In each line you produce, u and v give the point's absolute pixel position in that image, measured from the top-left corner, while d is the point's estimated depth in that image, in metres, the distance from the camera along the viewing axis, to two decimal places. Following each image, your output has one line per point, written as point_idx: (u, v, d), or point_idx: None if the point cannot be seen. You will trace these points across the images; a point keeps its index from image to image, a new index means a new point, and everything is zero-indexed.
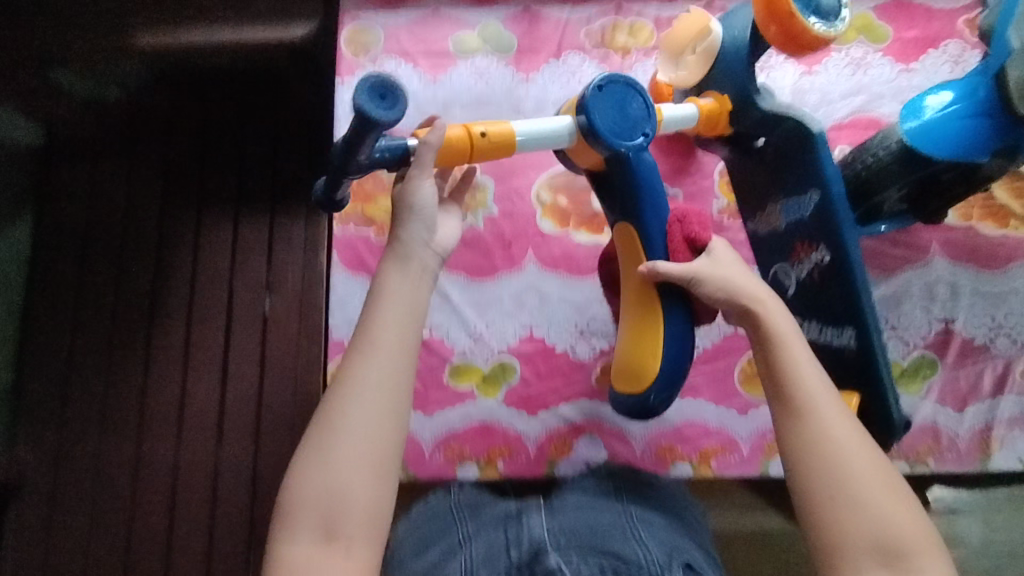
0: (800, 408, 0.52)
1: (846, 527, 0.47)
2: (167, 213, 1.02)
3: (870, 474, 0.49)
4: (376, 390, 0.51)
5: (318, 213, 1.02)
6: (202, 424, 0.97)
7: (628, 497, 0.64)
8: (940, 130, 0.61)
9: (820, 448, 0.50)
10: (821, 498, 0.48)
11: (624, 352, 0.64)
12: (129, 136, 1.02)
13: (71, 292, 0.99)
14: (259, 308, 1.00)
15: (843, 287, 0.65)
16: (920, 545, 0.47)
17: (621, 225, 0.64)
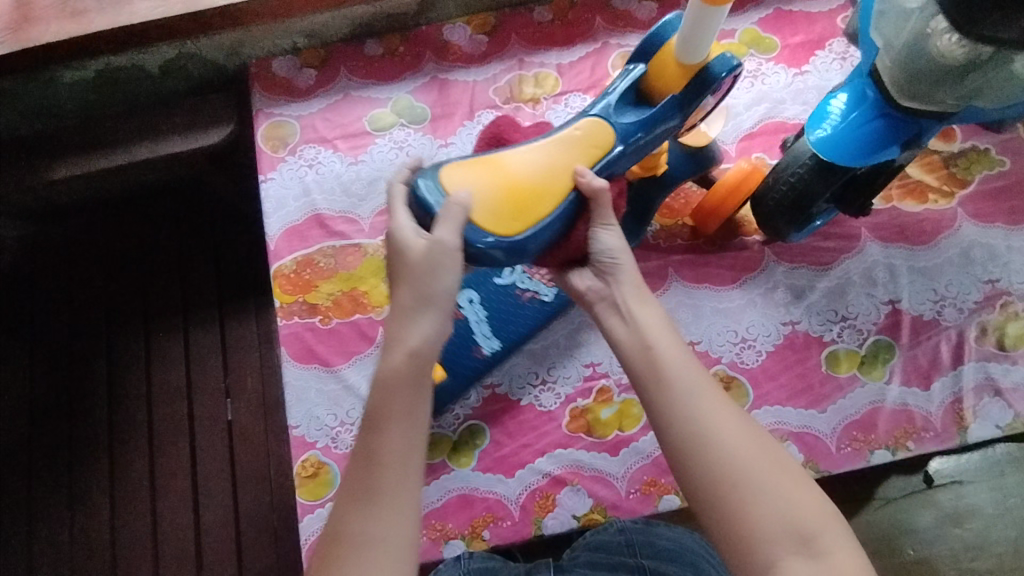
0: (676, 396, 0.48)
1: (750, 517, 0.44)
2: (115, 337, 1.01)
3: (758, 451, 0.46)
4: (399, 527, 0.46)
5: (266, 307, 1.01)
6: (179, 546, 0.93)
7: (640, 551, 0.64)
8: (847, 138, 0.62)
9: (704, 438, 0.47)
10: (717, 494, 0.45)
11: (497, 191, 0.58)
12: (70, 269, 1.04)
13: (25, 433, 0.98)
14: (222, 415, 0.97)
15: (534, 321, 0.75)
16: (823, 520, 0.44)
17: (609, 132, 0.62)
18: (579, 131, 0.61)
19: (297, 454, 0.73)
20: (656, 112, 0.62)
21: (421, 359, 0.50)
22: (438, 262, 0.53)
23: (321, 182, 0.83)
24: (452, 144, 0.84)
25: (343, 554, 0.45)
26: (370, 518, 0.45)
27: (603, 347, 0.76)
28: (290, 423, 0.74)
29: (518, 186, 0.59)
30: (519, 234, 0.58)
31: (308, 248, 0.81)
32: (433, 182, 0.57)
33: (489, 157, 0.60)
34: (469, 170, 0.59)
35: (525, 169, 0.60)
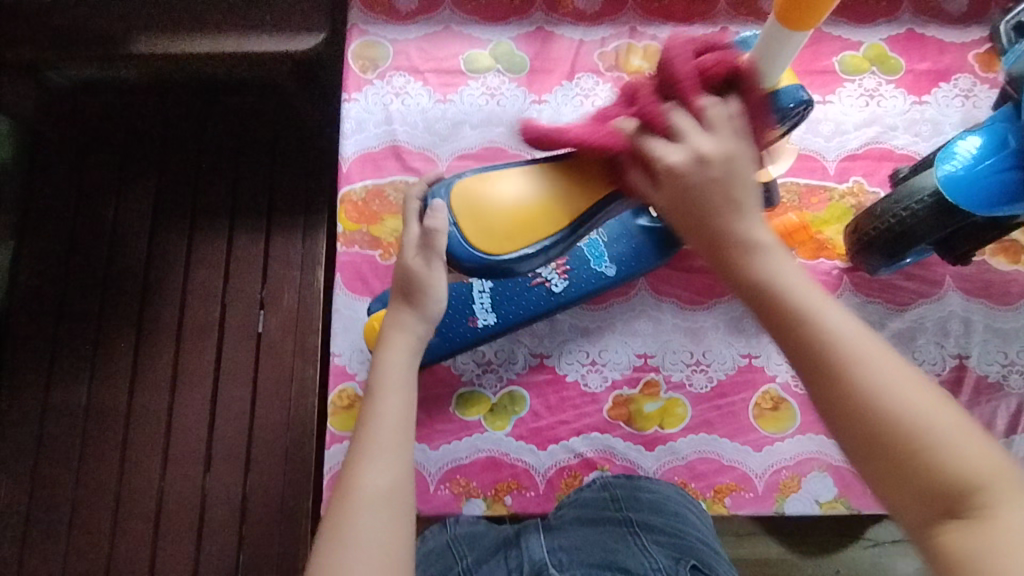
0: (827, 343, 0.39)
1: (906, 473, 0.36)
2: (160, 223, 1.00)
3: (929, 406, 0.36)
4: (391, 470, 0.48)
5: (315, 227, 0.99)
6: (190, 442, 0.93)
7: (625, 504, 0.62)
8: (972, 183, 0.60)
9: (853, 393, 0.37)
10: (879, 447, 0.36)
11: (499, 208, 0.59)
12: (127, 146, 1.02)
13: (54, 306, 0.97)
14: (253, 326, 0.96)
15: (534, 305, 0.71)
16: (991, 468, 0.35)
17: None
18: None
19: (335, 382, 0.73)
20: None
21: (411, 360, 0.57)
22: (424, 281, 0.59)
23: (405, 113, 0.80)
24: (546, 102, 0.81)
25: (349, 498, 0.47)
26: (368, 462, 0.48)
27: (659, 341, 0.74)
28: (334, 350, 0.74)
29: (514, 207, 0.59)
30: (508, 253, 0.59)
31: (380, 178, 0.78)
32: (443, 194, 0.61)
33: (493, 170, 0.61)
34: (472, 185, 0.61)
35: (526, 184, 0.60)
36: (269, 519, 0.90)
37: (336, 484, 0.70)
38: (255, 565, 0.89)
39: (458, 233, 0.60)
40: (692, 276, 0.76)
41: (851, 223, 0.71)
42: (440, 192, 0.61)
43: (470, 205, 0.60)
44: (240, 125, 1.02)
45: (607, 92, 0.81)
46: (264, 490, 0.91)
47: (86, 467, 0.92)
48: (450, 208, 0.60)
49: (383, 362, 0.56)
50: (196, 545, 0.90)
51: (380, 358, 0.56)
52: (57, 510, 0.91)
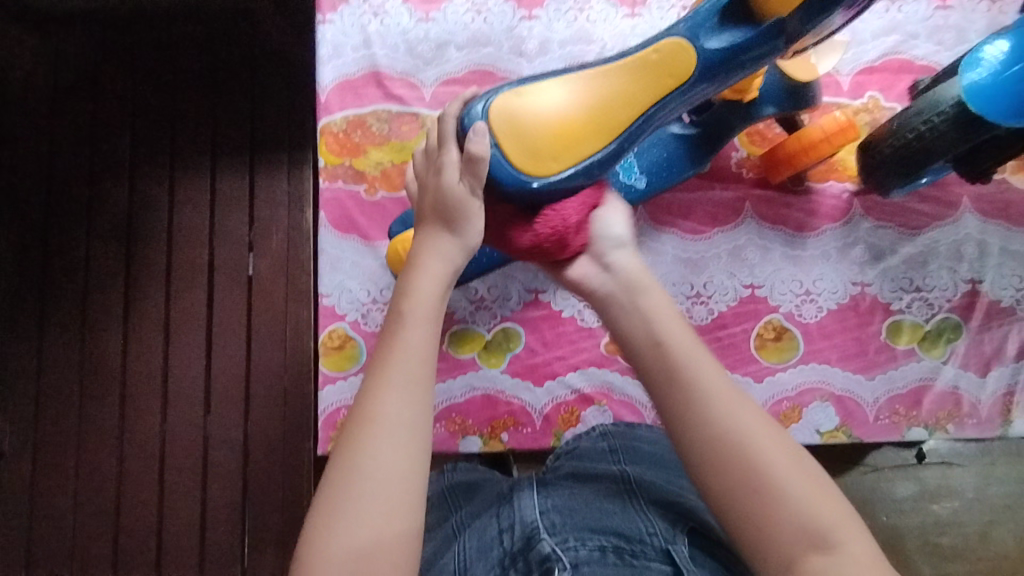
0: (691, 397, 0.42)
1: (770, 526, 0.38)
2: (138, 164, 0.96)
3: (785, 456, 0.40)
4: (410, 407, 0.42)
5: (300, 165, 0.95)
6: (188, 384, 0.93)
7: (625, 458, 0.61)
8: (997, 91, 0.55)
9: (725, 457, 0.40)
10: (736, 504, 0.39)
11: (544, 124, 0.54)
12: (94, 81, 0.96)
13: (38, 253, 0.95)
14: (242, 270, 0.94)
15: None
16: (841, 518, 0.38)
17: (692, 60, 0.55)
18: (657, 54, 0.55)
19: (324, 324, 0.71)
20: (752, 38, 0.54)
21: (442, 293, 0.48)
22: (468, 209, 0.51)
23: (384, 35, 0.74)
24: (537, 18, 0.75)
25: (372, 431, 0.41)
26: (388, 392, 0.42)
27: (658, 274, 0.71)
28: (322, 291, 0.71)
29: (562, 121, 0.54)
30: (557, 173, 0.54)
31: (361, 108, 0.73)
32: (479, 113, 0.54)
33: (531, 83, 0.56)
34: (519, 101, 0.54)
35: (570, 92, 0.55)
36: (272, 459, 0.91)
37: (331, 424, 0.70)
38: (262, 502, 0.90)
39: (501, 155, 0.53)
40: (694, 205, 0.72)
41: (865, 140, 0.67)
42: (477, 111, 0.54)
43: (514, 123, 0.54)
44: (215, 56, 0.96)
45: (603, 5, 0.75)
46: (265, 431, 0.91)
47: (87, 414, 0.93)
48: (492, 129, 0.53)
49: (409, 290, 0.47)
50: (202, 484, 0.91)
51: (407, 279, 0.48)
52: (61, 452, 0.92)
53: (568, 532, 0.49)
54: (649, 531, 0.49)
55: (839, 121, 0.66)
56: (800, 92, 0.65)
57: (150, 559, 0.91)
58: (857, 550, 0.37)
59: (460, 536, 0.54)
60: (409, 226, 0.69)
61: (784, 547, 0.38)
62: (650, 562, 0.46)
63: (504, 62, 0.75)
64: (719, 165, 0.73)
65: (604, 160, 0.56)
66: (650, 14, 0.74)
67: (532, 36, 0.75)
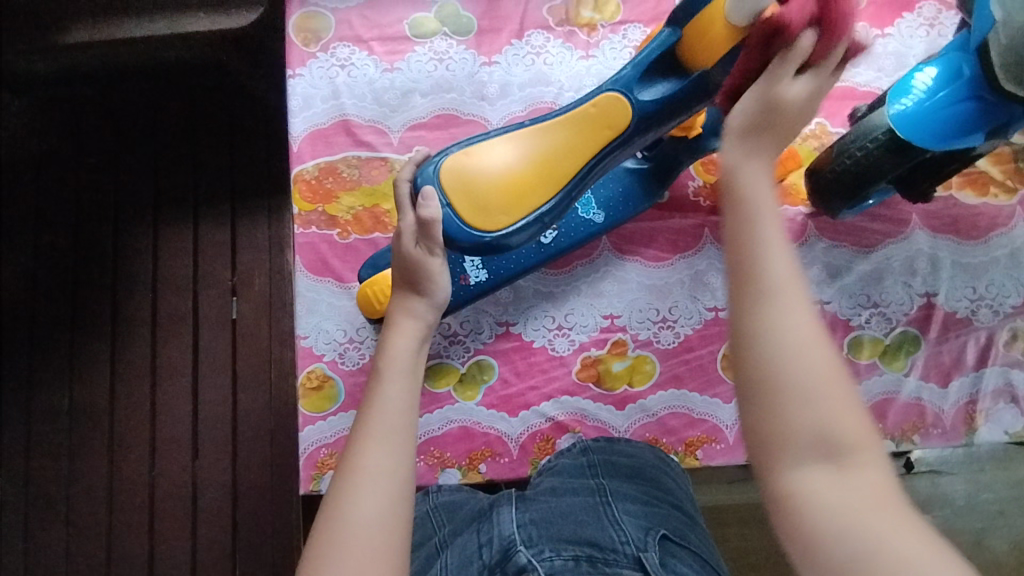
0: (763, 289, 0.40)
1: (790, 432, 0.38)
2: (123, 216, 0.99)
3: (830, 373, 0.39)
4: (394, 454, 0.46)
5: (280, 210, 0.98)
6: (176, 429, 0.94)
7: (602, 470, 0.63)
8: (924, 118, 0.59)
9: (773, 358, 0.39)
10: (771, 398, 0.39)
11: (491, 182, 0.58)
12: (78, 139, 0.99)
13: (27, 305, 0.97)
14: (226, 314, 0.96)
15: (530, 259, 0.71)
16: (866, 443, 0.39)
17: (628, 113, 0.58)
18: (595, 108, 0.58)
19: (302, 365, 0.73)
20: (683, 90, 0.57)
21: (415, 349, 0.54)
22: (429, 269, 0.57)
23: (352, 86, 0.78)
24: (497, 63, 0.79)
25: (356, 480, 0.44)
26: (371, 441, 0.46)
27: (624, 301, 0.74)
28: (299, 333, 0.73)
29: (508, 177, 0.58)
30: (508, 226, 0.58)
31: (332, 155, 0.77)
32: (431, 174, 0.58)
33: (478, 141, 0.59)
34: (466, 162, 0.58)
35: (515, 148, 0.59)
36: (259, 501, 0.91)
37: (313, 463, 0.71)
38: (251, 545, 0.91)
39: (453, 213, 0.58)
40: (655, 233, 0.75)
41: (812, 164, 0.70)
42: (429, 172, 0.58)
43: (463, 183, 0.58)
44: (194, 110, 1.00)
45: (559, 48, 0.79)
46: (253, 474, 0.92)
47: (76, 464, 0.94)
48: (442, 190, 0.57)
49: (386, 348, 0.53)
50: (191, 529, 0.92)
51: (386, 339, 0.54)
52: (50, 504, 0.93)
53: (544, 546, 0.52)
54: (623, 542, 0.52)
55: None
56: None
57: None
58: (866, 473, 0.38)
59: (443, 554, 0.56)
60: (379, 268, 0.71)
61: (796, 457, 0.38)
62: (622, 569, 0.50)
63: (468, 106, 0.78)
64: (678, 194, 0.76)
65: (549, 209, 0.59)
66: (604, 55, 0.78)
67: (493, 80, 0.78)
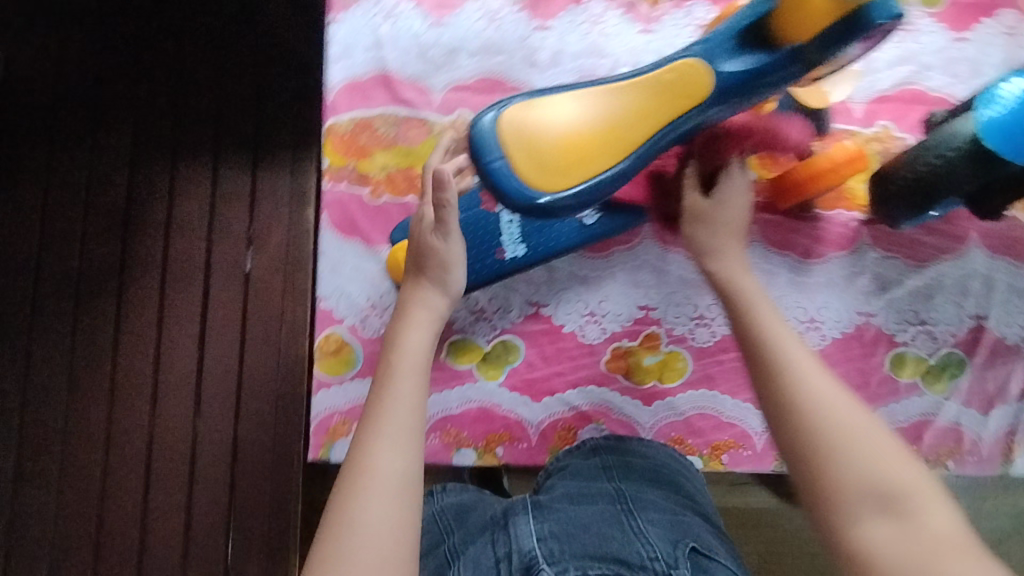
0: (778, 363, 0.48)
1: (843, 483, 0.42)
2: (140, 154, 0.95)
3: (862, 427, 0.44)
4: (407, 455, 0.44)
5: (304, 163, 0.94)
6: (179, 380, 0.91)
7: (619, 475, 0.61)
8: (1015, 128, 0.55)
9: (804, 418, 0.45)
10: (812, 457, 0.44)
11: (554, 137, 0.55)
12: (99, 68, 0.95)
13: (33, 237, 0.94)
14: (240, 266, 0.93)
15: (570, 240, 0.67)
16: (920, 487, 0.41)
17: (707, 82, 0.55)
18: (671, 74, 0.56)
19: (321, 327, 0.70)
20: (769, 63, 0.55)
21: (425, 339, 0.52)
22: (443, 259, 0.56)
23: (395, 38, 0.73)
24: (550, 28, 0.74)
25: (361, 482, 0.43)
26: (378, 442, 0.44)
27: (661, 294, 0.70)
28: (320, 294, 0.70)
29: (574, 134, 0.55)
30: (566, 188, 0.55)
31: (368, 109, 0.72)
32: (490, 120, 0.55)
33: (544, 95, 0.56)
34: (530, 113, 0.55)
35: (583, 106, 0.56)
36: (261, 460, 0.89)
37: (324, 429, 0.68)
38: (248, 504, 0.89)
39: (508, 164, 0.54)
40: None
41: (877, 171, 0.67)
42: (488, 121, 0.55)
43: (523, 134, 0.54)
44: (222, 49, 0.95)
45: (618, 19, 0.74)
46: (256, 432, 0.90)
47: (74, 405, 0.91)
48: (501, 139, 0.54)
49: (395, 341, 0.52)
50: (188, 482, 0.90)
51: (393, 334, 0.53)
52: (45, 444, 0.91)
53: (567, 563, 0.49)
54: (651, 559, 0.49)
55: (849, 150, 0.66)
56: (806, 117, 0.67)
57: (131, 557, 0.89)
58: (927, 513, 0.40)
59: (455, 566, 0.54)
60: None
61: (853, 503, 0.41)
62: None
63: (516, 71, 0.73)
64: None
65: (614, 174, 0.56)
66: (665, 31, 0.74)
67: (544, 47, 0.74)
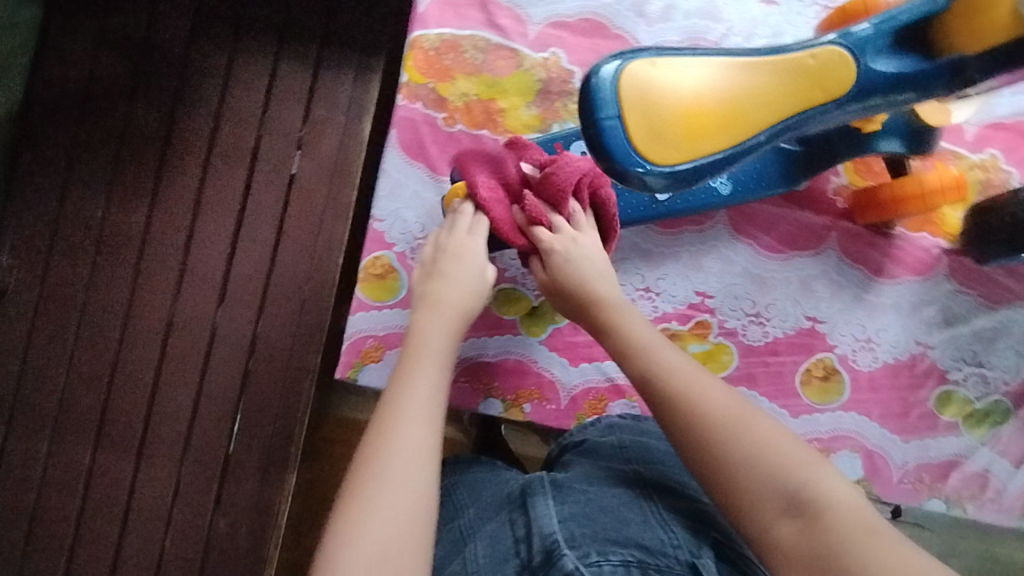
0: (673, 387, 0.50)
1: (743, 489, 0.45)
2: (201, 29, 0.90)
3: (749, 434, 0.46)
4: (421, 445, 0.47)
5: (369, 73, 0.90)
6: (207, 271, 0.89)
7: (637, 455, 0.58)
8: None
9: (698, 432, 0.47)
10: (704, 470, 0.47)
11: (673, 105, 0.51)
12: None
13: (79, 93, 0.90)
14: (286, 167, 0.89)
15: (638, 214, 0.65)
16: (815, 476, 0.44)
17: (850, 78, 0.51)
18: (815, 61, 0.51)
19: (370, 248, 0.67)
20: (926, 71, 0.50)
21: (447, 329, 0.55)
22: (471, 252, 0.58)
23: None
24: None
25: (380, 468, 0.45)
26: (399, 430, 0.47)
27: (722, 284, 0.68)
28: (375, 214, 0.67)
29: (692, 105, 0.51)
30: (676, 163, 0.51)
31: (458, 28, 0.68)
32: (609, 74, 0.50)
33: (671, 57, 0.52)
34: (648, 76, 0.51)
35: (708, 78, 0.52)
36: (276, 366, 0.89)
37: (356, 351, 0.67)
38: (257, 405, 0.89)
39: (619, 127, 0.50)
40: (778, 220, 0.69)
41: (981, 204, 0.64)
42: (607, 76, 0.50)
43: (640, 97, 0.50)
44: None
45: None
46: (275, 338, 0.89)
47: (98, 275, 0.89)
48: (617, 97, 0.50)
49: (418, 331, 0.54)
50: (199, 373, 0.89)
51: (414, 325, 0.55)
52: (63, 308, 0.89)
53: (589, 547, 0.48)
54: (674, 550, 0.49)
55: (951, 176, 0.63)
56: (923, 134, 0.61)
57: (133, 436, 0.88)
58: (826, 501, 0.43)
59: (470, 544, 0.53)
60: None
61: (753, 509, 0.44)
62: None
63: (621, 17, 0.68)
64: (819, 186, 0.69)
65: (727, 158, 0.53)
66: (789, 6, 0.68)
67: None
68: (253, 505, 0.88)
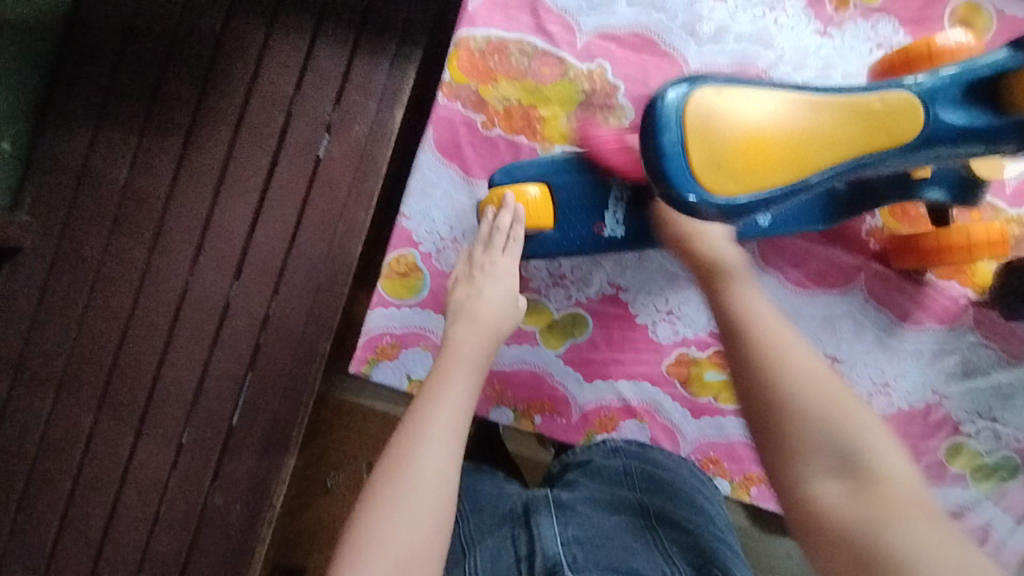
0: (749, 331, 0.49)
1: (800, 440, 0.44)
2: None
3: (817, 390, 0.46)
4: (449, 451, 0.48)
5: (406, 61, 0.89)
6: (224, 245, 0.89)
7: (641, 480, 0.59)
8: None
9: (767, 376, 0.47)
10: (768, 411, 0.46)
11: (735, 135, 0.50)
12: None
13: (113, 54, 0.89)
14: (313, 148, 0.88)
15: None
16: (879, 452, 0.43)
17: (917, 124, 0.51)
18: (884, 105, 0.51)
19: (396, 245, 0.67)
20: (995, 126, 0.50)
21: (482, 341, 0.55)
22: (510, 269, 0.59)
23: None
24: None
25: (402, 472, 0.46)
26: (425, 435, 0.48)
27: None
28: (404, 212, 0.67)
29: (756, 138, 0.50)
30: (732, 194, 0.50)
31: (506, 31, 0.67)
32: (675, 97, 0.49)
33: (737, 87, 0.51)
34: (713, 103, 0.50)
35: (775, 112, 0.51)
36: (286, 348, 0.88)
37: (372, 347, 0.67)
38: (262, 385, 0.88)
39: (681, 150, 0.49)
40: (808, 256, 0.68)
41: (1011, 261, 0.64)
42: (673, 99, 0.49)
43: (704, 124, 0.49)
44: None
45: (797, 11, 0.67)
46: (287, 320, 0.88)
47: (116, 239, 0.89)
48: (682, 121, 0.49)
49: (453, 341, 0.55)
50: (208, 348, 0.88)
51: (451, 335, 0.56)
52: (78, 268, 0.89)
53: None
54: None
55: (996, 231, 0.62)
56: (970, 186, 0.62)
57: (136, 403, 0.88)
58: (887, 478, 0.42)
59: (470, 555, 0.54)
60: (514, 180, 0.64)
61: (808, 460, 0.44)
62: None
63: (671, 35, 0.67)
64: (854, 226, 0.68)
65: (786, 193, 0.51)
66: (843, 39, 0.67)
67: (710, 18, 0.67)
68: (249, 483, 0.88)
